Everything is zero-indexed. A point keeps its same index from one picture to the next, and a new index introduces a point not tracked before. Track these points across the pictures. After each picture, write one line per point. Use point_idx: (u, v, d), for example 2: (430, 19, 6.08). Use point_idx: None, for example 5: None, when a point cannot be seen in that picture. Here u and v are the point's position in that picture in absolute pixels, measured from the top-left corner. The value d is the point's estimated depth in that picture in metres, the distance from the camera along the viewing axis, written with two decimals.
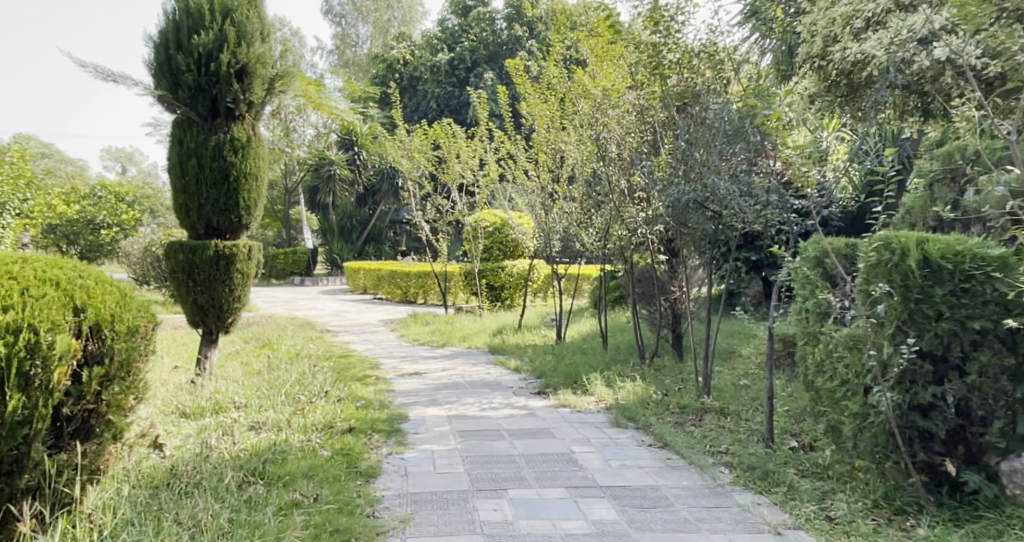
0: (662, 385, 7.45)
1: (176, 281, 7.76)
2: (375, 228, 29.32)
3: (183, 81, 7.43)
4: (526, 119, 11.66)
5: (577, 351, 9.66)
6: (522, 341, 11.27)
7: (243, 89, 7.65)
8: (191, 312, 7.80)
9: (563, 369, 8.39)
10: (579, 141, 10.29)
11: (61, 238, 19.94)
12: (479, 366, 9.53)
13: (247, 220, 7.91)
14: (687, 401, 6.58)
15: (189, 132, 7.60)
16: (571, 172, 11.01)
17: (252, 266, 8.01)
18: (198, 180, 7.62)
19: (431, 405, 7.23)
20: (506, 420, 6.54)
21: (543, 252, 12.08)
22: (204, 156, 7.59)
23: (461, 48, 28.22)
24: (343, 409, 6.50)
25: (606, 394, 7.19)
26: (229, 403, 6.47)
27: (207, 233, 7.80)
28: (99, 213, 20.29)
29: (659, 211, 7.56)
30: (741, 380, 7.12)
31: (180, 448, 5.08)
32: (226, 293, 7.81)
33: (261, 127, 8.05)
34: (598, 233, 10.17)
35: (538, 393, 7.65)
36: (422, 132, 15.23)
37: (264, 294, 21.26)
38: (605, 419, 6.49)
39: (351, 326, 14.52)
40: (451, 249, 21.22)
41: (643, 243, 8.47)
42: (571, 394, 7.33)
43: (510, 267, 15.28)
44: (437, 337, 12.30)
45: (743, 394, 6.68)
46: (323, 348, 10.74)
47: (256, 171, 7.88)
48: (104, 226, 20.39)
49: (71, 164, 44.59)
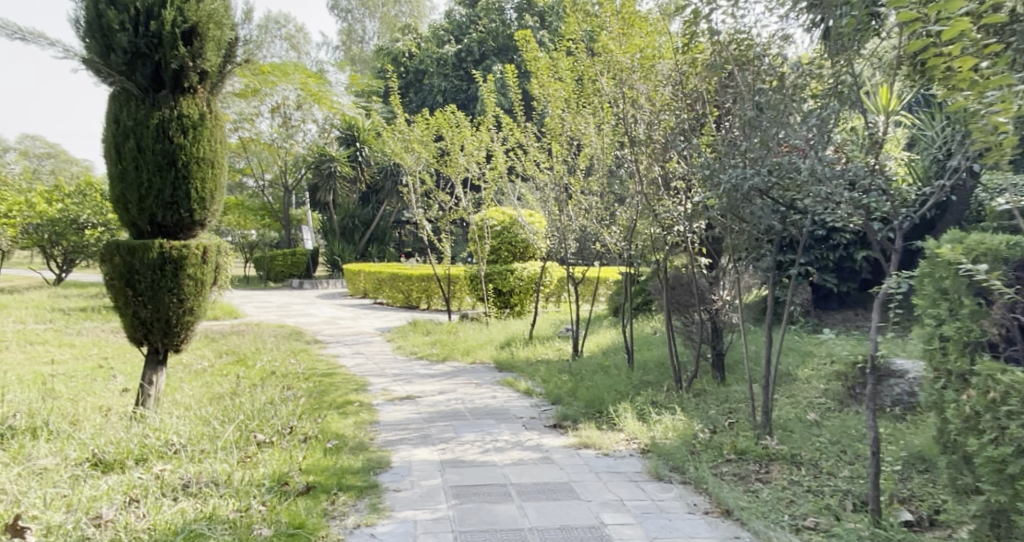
0: (708, 417, 5.99)
1: (113, 289, 6.42)
2: (379, 228, 27.82)
3: (116, 42, 6.14)
4: (537, 103, 10.22)
5: (598, 371, 8.21)
6: (534, 356, 9.87)
7: (193, 54, 6.37)
8: (132, 327, 6.46)
9: (584, 394, 6.97)
10: (601, 123, 8.86)
11: (43, 238, 18.61)
12: (484, 389, 8.10)
13: (202, 215, 6.63)
14: (745, 444, 5.15)
15: (128, 106, 6.32)
16: (590, 161, 9.57)
17: (208, 271, 6.68)
18: (138, 166, 6.33)
19: (423, 444, 5.83)
20: (515, 469, 5.13)
21: (557, 253, 10.66)
22: (144, 137, 6.33)
23: (469, 40, 26.86)
24: (309, 455, 5.12)
25: (639, 430, 5.75)
26: (164, 446, 5.10)
27: (152, 230, 6.51)
28: (84, 213, 18.44)
29: (704, 203, 6.10)
30: (809, 414, 5.70)
31: (51, 535, 3.81)
32: (175, 304, 6.48)
33: (219, 103, 6.78)
34: (624, 230, 8.73)
35: (554, 426, 6.24)
36: (424, 121, 13.82)
37: (258, 299, 19.91)
38: (642, 468, 5.08)
39: (343, 336, 13.10)
40: (457, 251, 19.79)
41: (680, 243, 7.03)
42: (596, 430, 5.91)
43: (519, 270, 13.81)
44: (437, 350, 10.90)
45: (818, 436, 5.26)
46: (303, 365, 9.31)
47: (212, 156, 6.62)
48: (89, 226, 18.65)
49: (77, 163, 43.47)
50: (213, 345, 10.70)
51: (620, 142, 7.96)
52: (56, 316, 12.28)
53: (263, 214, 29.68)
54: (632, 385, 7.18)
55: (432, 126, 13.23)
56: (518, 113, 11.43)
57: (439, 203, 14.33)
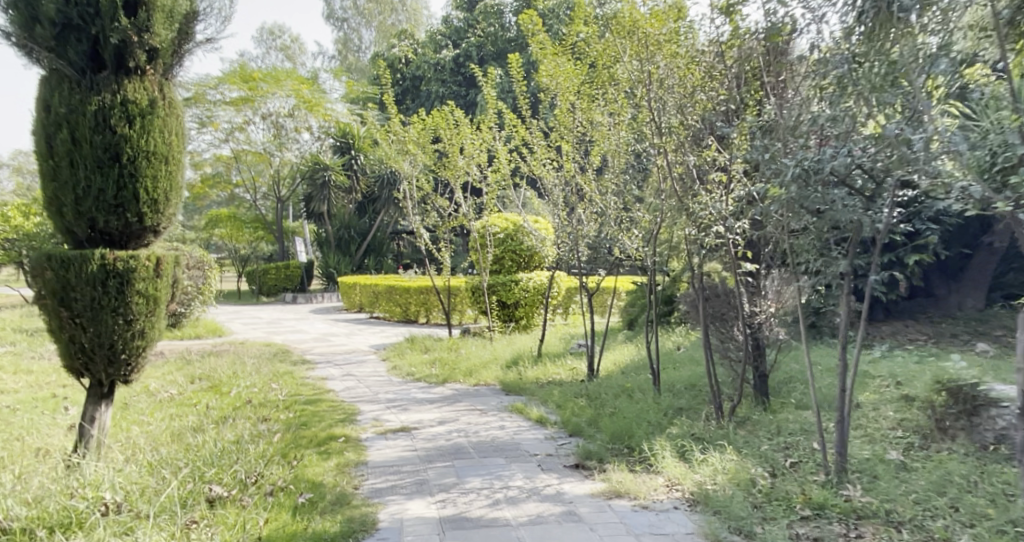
0: (764, 453, 4.86)
1: (45, 310, 5.54)
2: (376, 239, 26.73)
3: (44, 12, 5.37)
4: (544, 99, 9.25)
5: (619, 395, 7.14)
6: (544, 377, 8.80)
7: (139, 27, 5.59)
8: (68, 354, 5.56)
9: (609, 425, 5.89)
10: (618, 114, 7.82)
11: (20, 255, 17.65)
12: (489, 417, 7.05)
13: (153, 221, 5.77)
14: (822, 495, 4.10)
15: (61, 91, 5.51)
16: (604, 158, 8.57)
17: (162, 288, 5.81)
18: (72, 161, 5.50)
19: (417, 493, 4.78)
20: (533, 531, 4.09)
21: (567, 261, 9.61)
22: (81, 127, 5.50)
23: (467, 44, 25.87)
24: (272, 519, 4.22)
25: (681, 473, 4.66)
26: (93, 508, 4.19)
27: (90, 238, 5.64)
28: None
29: (751, 195, 5.04)
30: (892, 452, 4.63)
31: None
32: (121, 326, 5.60)
33: (175, 90, 5.97)
34: (645, 233, 7.70)
35: (576, 467, 5.15)
36: (420, 120, 12.79)
37: (247, 315, 18.84)
38: (692, 528, 4.03)
39: (334, 355, 12.05)
40: (459, 262, 18.71)
41: (721, 246, 5.88)
42: (628, 472, 4.82)
43: (524, 281, 12.78)
44: (436, 371, 9.83)
45: (911, 485, 4.19)
46: (284, 392, 8.27)
47: (166, 150, 5.79)
48: None
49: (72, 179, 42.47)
50: (187, 372, 9.67)
51: (641, 133, 6.97)
52: (21, 338, 11.29)
53: (256, 227, 28.69)
54: (664, 412, 6.09)
55: (428, 125, 12.21)
56: (523, 109, 10.42)
57: (437, 210, 13.32)
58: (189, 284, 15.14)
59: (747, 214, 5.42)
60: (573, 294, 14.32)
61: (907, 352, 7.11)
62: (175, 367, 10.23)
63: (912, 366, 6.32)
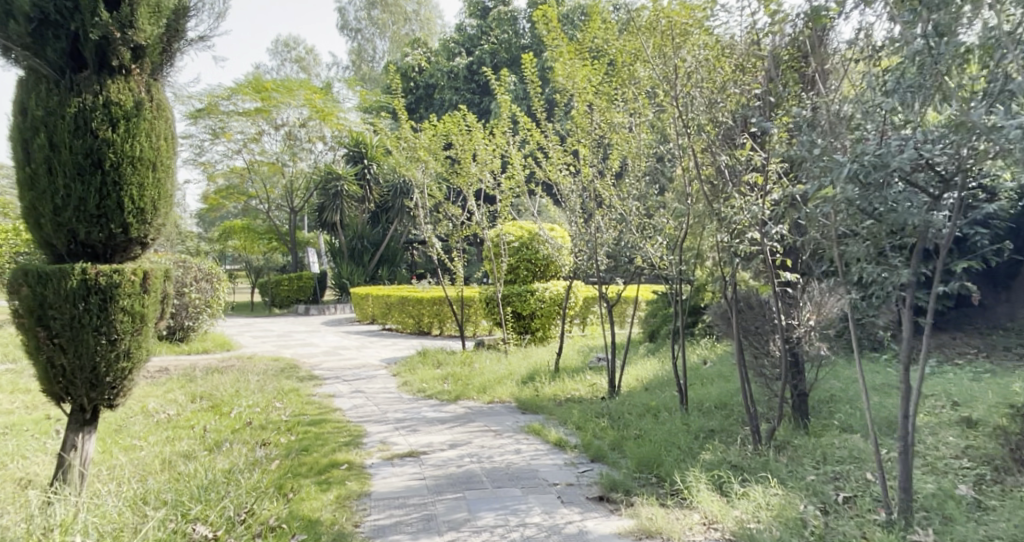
0: (811, 486, 4.33)
1: (21, 329, 5.11)
2: (389, 249, 26.29)
3: (18, 7, 4.96)
4: (560, 101, 8.78)
5: (643, 415, 6.65)
6: (562, 394, 8.31)
7: (123, 23, 5.17)
8: (47, 377, 5.13)
9: (636, 450, 5.40)
10: (640, 115, 7.35)
11: None
12: (503, 439, 6.58)
13: (140, 233, 5.33)
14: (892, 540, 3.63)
15: (38, 93, 5.09)
16: (624, 161, 8.09)
17: (150, 304, 5.37)
18: (50, 167, 5.08)
19: (425, 532, 4.32)
20: None
21: (586, 271, 9.12)
22: (60, 130, 5.08)
23: (481, 52, 25.49)
24: None
25: (719, 508, 4.16)
26: None
27: (71, 252, 5.21)
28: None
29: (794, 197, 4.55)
30: (961, 486, 4.14)
31: None
32: (103, 346, 5.17)
33: (164, 90, 5.54)
34: (670, 240, 7.22)
35: (599, 500, 4.67)
36: (431, 126, 12.35)
37: (258, 328, 18.43)
38: None
39: (344, 370, 11.61)
40: (473, 272, 18.25)
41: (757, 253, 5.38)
42: (659, 507, 4.34)
43: (540, 291, 12.28)
44: (449, 387, 9.35)
45: (989, 529, 3.71)
46: (287, 412, 7.85)
47: (153, 156, 5.35)
48: None
49: None
50: (189, 390, 9.26)
51: (666, 134, 6.49)
52: (21, 355, 10.90)
53: (269, 238, 28.37)
54: (694, 436, 5.58)
55: (440, 131, 11.78)
56: (538, 112, 9.96)
57: (450, 218, 12.85)
58: (197, 297, 14.77)
59: (786, 218, 4.87)
60: (591, 304, 13.84)
61: (955, 367, 6.59)
62: (177, 385, 9.83)
63: (965, 385, 5.80)
